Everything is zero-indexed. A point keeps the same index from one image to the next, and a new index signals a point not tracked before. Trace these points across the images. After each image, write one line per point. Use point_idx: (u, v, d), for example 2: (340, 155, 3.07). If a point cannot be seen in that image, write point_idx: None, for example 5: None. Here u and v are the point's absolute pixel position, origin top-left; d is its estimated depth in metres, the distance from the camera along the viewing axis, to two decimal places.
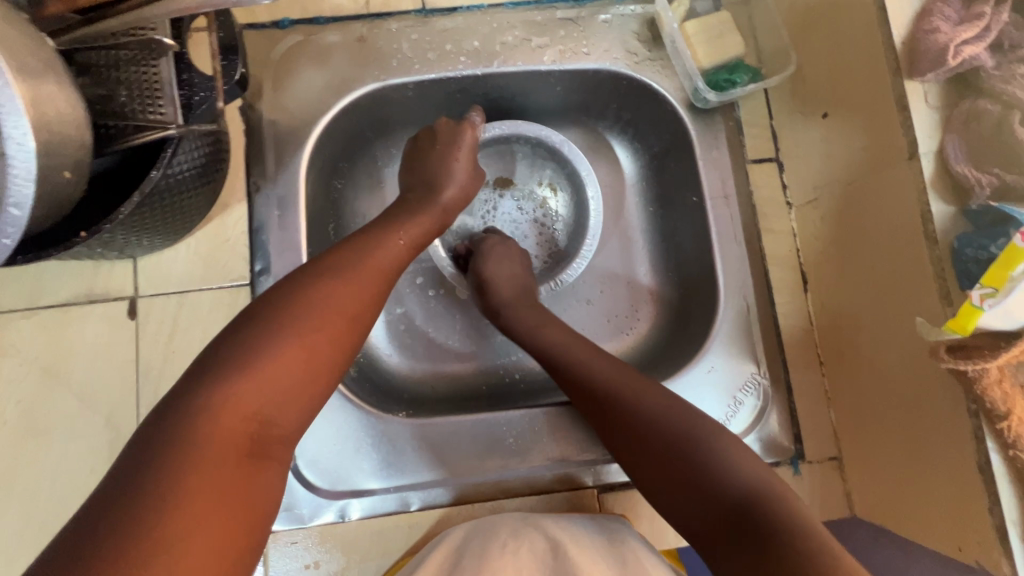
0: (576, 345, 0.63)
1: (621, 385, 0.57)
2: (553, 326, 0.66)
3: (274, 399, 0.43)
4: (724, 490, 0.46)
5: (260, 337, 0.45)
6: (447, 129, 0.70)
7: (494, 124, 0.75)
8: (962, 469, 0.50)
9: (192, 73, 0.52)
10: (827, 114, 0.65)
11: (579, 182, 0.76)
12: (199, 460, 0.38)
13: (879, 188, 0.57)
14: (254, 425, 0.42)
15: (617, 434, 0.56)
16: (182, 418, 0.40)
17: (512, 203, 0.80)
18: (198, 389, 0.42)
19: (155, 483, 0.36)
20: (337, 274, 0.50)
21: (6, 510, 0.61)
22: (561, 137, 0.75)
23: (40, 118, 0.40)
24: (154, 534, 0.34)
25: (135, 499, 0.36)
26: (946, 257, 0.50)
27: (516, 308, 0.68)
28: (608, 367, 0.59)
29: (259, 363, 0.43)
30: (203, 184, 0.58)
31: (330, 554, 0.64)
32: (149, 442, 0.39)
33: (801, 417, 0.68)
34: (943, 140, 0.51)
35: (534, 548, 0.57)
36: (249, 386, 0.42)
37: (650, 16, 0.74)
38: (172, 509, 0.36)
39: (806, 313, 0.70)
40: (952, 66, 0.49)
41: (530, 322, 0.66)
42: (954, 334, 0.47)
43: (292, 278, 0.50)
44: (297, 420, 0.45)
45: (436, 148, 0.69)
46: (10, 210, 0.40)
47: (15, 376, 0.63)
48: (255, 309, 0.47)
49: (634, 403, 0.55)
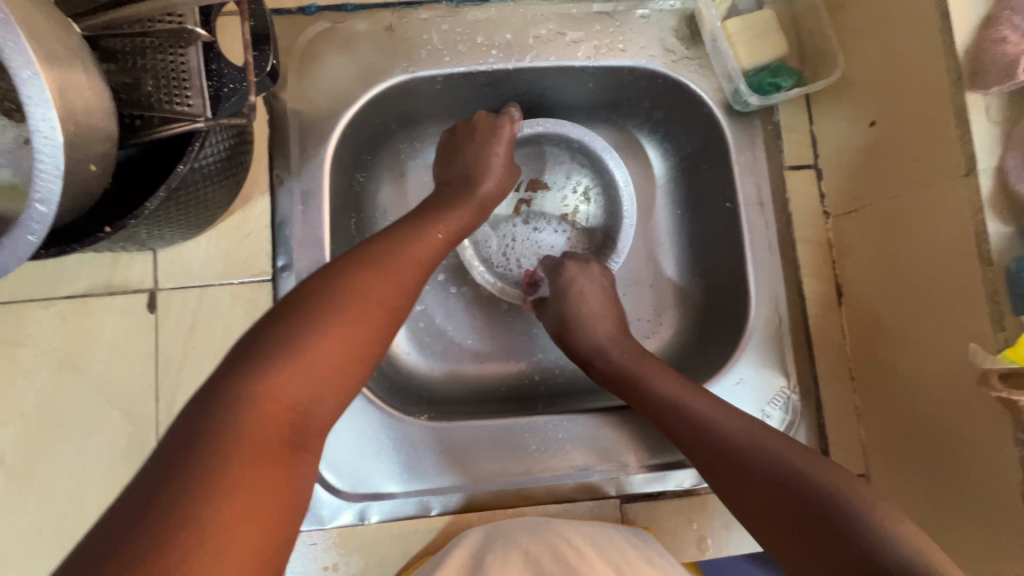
0: (679, 392, 0.59)
1: (745, 439, 0.52)
2: (654, 371, 0.62)
3: (313, 391, 0.42)
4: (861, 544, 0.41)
5: (297, 334, 0.43)
6: (484, 121, 0.68)
7: (535, 121, 0.72)
8: (1004, 499, 0.49)
9: (221, 63, 0.49)
10: (874, 123, 0.62)
11: (614, 194, 0.75)
12: (235, 456, 0.37)
13: (930, 203, 0.55)
14: (292, 415, 0.41)
15: (723, 480, 0.52)
16: (214, 416, 0.38)
17: (530, 229, 0.78)
18: (226, 390, 0.40)
19: (195, 482, 0.35)
20: (381, 265, 0.49)
21: (26, 503, 0.61)
22: (604, 143, 0.73)
23: (68, 110, 0.38)
24: (196, 539, 0.33)
25: (172, 505, 0.34)
26: (1001, 279, 0.49)
27: (611, 352, 0.66)
28: (704, 407, 0.57)
29: (299, 358, 0.42)
30: (227, 175, 0.56)
31: (350, 556, 0.63)
32: (181, 444, 0.37)
33: (829, 432, 0.67)
34: (1004, 156, 0.49)
35: (557, 551, 0.56)
36: (289, 378, 0.41)
37: (690, 12, 0.71)
38: (215, 510, 0.34)
39: (839, 325, 0.68)
40: (1021, 80, 0.46)
41: (625, 363, 0.64)
42: (1011, 362, 0.46)
43: (328, 269, 0.48)
44: (333, 412, 0.44)
45: (474, 142, 0.67)
46: (35, 206, 0.38)
47: (33, 367, 0.62)
48: (287, 302, 0.46)
49: (745, 450, 0.52)
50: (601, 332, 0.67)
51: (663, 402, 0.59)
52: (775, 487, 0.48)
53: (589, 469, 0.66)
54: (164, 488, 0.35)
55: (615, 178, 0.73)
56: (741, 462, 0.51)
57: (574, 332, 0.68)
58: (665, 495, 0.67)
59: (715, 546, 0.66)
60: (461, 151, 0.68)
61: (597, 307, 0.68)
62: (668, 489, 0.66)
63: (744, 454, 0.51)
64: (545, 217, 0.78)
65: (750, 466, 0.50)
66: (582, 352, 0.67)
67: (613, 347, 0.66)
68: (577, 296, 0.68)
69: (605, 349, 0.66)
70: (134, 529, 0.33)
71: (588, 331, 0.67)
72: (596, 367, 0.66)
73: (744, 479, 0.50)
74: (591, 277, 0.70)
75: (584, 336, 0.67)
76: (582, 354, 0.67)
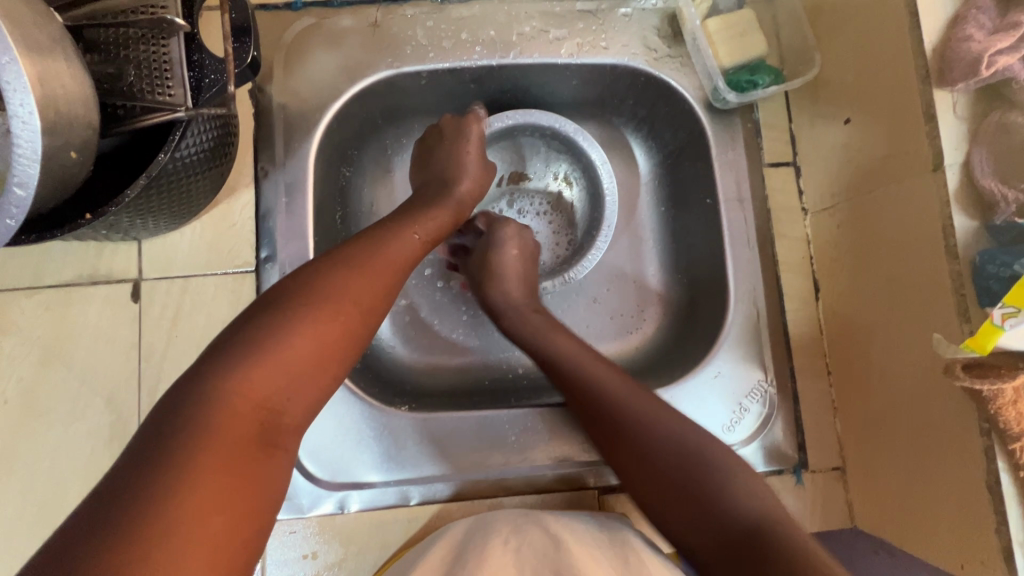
0: (582, 357, 0.62)
1: (632, 401, 0.58)
2: (557, 332, 0.65)
3: (287, 388, 0.43)
4: (732, 516, 0.48)
5: (271, 333, 0.44)
6: (451, 124, 0.70)
7: (502, 115, 0.72)
8: (971, 490, 0.50)
9: (204, 55, 0.51)
10: (849, 120, 0.63)
11: (594, 173, 0.74)
12: (209, 448, 0.38)
13: (900, 198, 0.56)
14: (264, 412, 0.42)
15: (619, 447, 0.57)
16: (188, 411, 0.39)
17: (514, 212, 0.79)
18: (202, 386, 0.41)
19: (170, 473, 0.36)
20: (355, 264, 0.50)
21: (7, 489, 0.61)
22: (574, 125, 0.72)
23: (47, 97, 0.39)
24: (168, 530, 0.34)
25: (148, 496, 0.35)
26: (967, 273, 0.50)
27: (522, 311, 0.68)
28: (613, 379, 0.60)
29: (272, 356, 0.43)
30: (211, 166, 0.56)
31: (329, 545, 0.63)
32: (159, 437, 0.38)
33: (805, 426, 0.67)
34: (971, 153, 0.50)
35: (534, 543, 0.56)
36: (263, 377, 0.42)
37: (671, 12, 0.72)
38: (186, 500, 0.35)
39: (816, 320, 0.69)
40: (984, 77, 0.48)
41: (539, 327, 0.66)
42: (972, 352, 0.47)
43: (305, 268, 0.49)
44: (308, 409, 0.45)
45: (444, 144, 0.69)
46: (13, 189, 0.39)
47: (16, 355, 0.63)
48: (267, 300, 0.47)
49: (645, 423, 0.56)
50: (514, 293, 0.69)
51: (565, 363, 0.62)
52: (653, 449, 0.54)
53: (567, 461, 0.66)
54: (141, 481, 0.36)
55: (591, 158, 0.73)
56: (638, 431, 0.56)
57: (491, 286, 0.69)
58: None
59: None
60: (437, 154, 0.69)
61: (516, 266, 0.70)
62: None
63: (642, 427, 0.56)
64: (528, 198, 0.79)
65: (632, 421, 0.56)
66: (494, 305, 0.69)
67: (525, 306, 0.68)
68: (506, 254, 0.70)
69: (514, 307, 0.68)
70: (109, 519, 0.34)
71: (503, 289, 0.69)
72: (503, 323, 0.68)
73: (636, 446, 0.55)
74: (523, 241, 0.71)
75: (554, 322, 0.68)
76: (495, 308, 0.69)
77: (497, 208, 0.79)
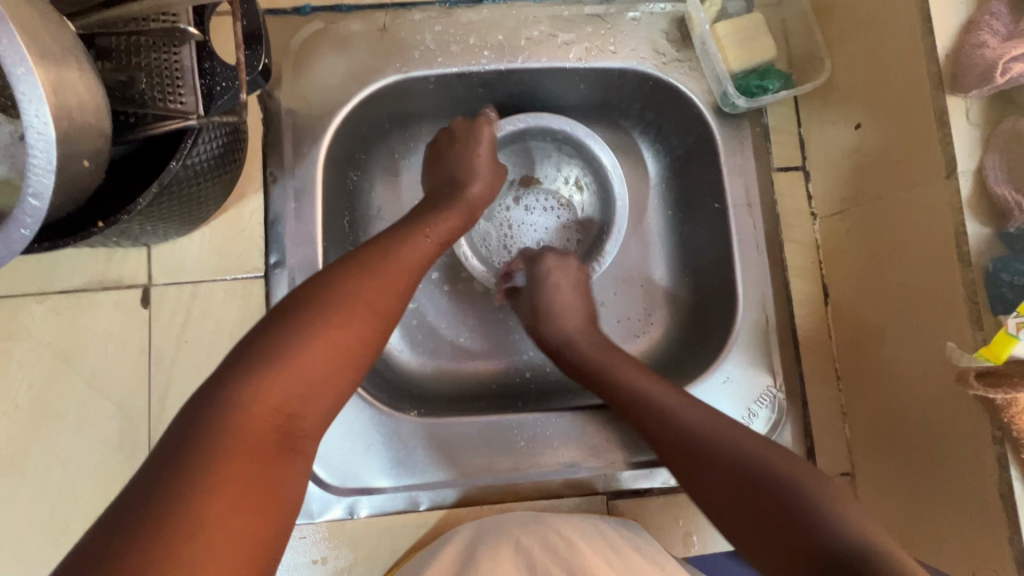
0: (643, 379, 0.61)
1: (694, 420, 0.56)
2: (618, 362, 0.64)
3: (303, 394, 0.43)
4: (822, 536, 0.43)
5: (286, 340, 0.44)
6: (461, 127, 0.70)
7: (513, 119, 0.72)
8: (983, 496, 0.50)
9: (214, 62, 0.50)
10: (860, 125, 0.63)
11: (605, 177, 0.74)
12: (226, 454, 0.38)
13: (910, 204, 0.56)
14: (280, 418, 0.42)
15: (688, 471, 0.54)
16: (206, 418, 0.39)
17: (522, 209, 0.79)
18: (220, 392, 0.41)
19: (189, 479, 0.36)
20: (369, 270, 0.50)
21: (19, 494, 0.61)
22: (584, 129, 0.72)
23: (61, 106, 0.39)
24: (186, 535, 0.34)
25: (168, 502, 0.35)
26: (979, 280, 0.49)
27: (580, 344, 0.67)
28: (672, 399, 0.58)
29: (288, 362, 0.43)
30: (220, 173, 0.56)
31: (339, 550, 0.64)
32: (177, 443, 0.38)
33: (814, 431, 0.67)
34: (984, 159, 0.50)
35: (546, 545, 0.56)
36: (280, 383, 0.42)
37: (680, 15, 0.72)
38: (204, 506, 0.35)
39: (825, 325, 0.69)
40: (997, 84, 0.48)
41: (597, 356, 0.65)
42: (987, 361, 0.47)
43: (321, 275, 0.49)
44: (324, 416, 0.45)
45: (453, 148, 0.69)
46: (28, 200, 0.39)
47: (27, 360, 0.63)
48: (283, 306, 0.47)
49: (713, 442, 0.53)
50: (570, 324, 0.68)
51: (624, 385, 0.61)
52: (725, 468, 0.51)
53: (577, 466, 0.66)
54: (160, 487, 0.36)
55: (602, 162, 0.73)
56: (706, 451, 0.53)
57: (546, 323, 0.69)
58: (652, 491, 0.67)
59: (701, 543, 0.66)
60: (446, 160, 0.69)
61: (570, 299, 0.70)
62: (655, 486, 0.67)
63: (711, 446, 0.53)
64: (536, 195, 0.79)
65: (700, 441, 0.54)
66: (553, 342, 0.68)
67: (585, 340, 0.68)
68: (553, 287, 0.69)
69: (573, 341, 0.67)
70: (128, 526, 0.34)
71: (559, 323, 0.69)
72: (563, 358, 0.68)
73: (706, 467, 0.53)
74: (567, 270, 0.71)
75: (554, 327, 0.69)
76: (552, 346, 0.69)
77: (505, 205, 0.79)
